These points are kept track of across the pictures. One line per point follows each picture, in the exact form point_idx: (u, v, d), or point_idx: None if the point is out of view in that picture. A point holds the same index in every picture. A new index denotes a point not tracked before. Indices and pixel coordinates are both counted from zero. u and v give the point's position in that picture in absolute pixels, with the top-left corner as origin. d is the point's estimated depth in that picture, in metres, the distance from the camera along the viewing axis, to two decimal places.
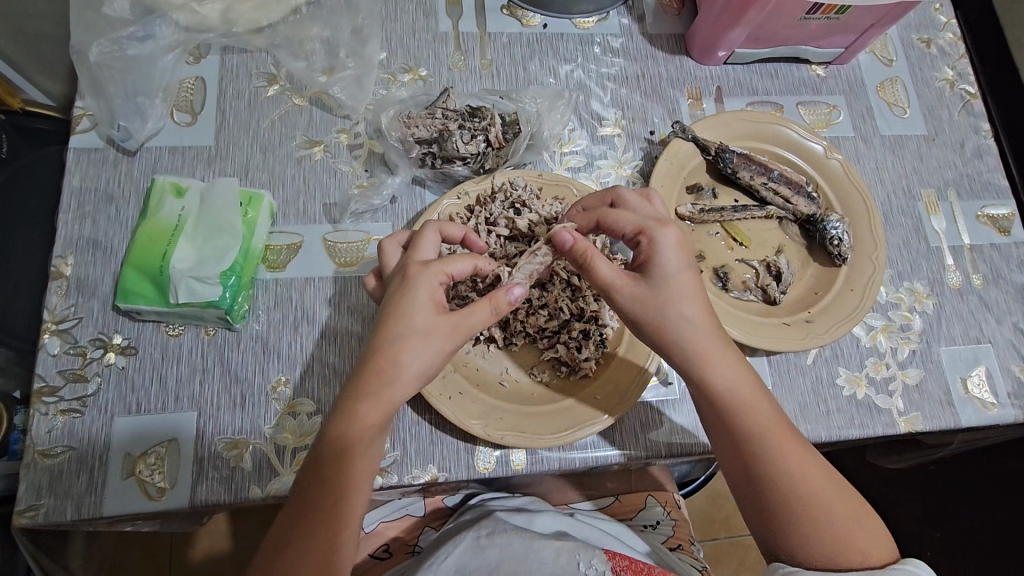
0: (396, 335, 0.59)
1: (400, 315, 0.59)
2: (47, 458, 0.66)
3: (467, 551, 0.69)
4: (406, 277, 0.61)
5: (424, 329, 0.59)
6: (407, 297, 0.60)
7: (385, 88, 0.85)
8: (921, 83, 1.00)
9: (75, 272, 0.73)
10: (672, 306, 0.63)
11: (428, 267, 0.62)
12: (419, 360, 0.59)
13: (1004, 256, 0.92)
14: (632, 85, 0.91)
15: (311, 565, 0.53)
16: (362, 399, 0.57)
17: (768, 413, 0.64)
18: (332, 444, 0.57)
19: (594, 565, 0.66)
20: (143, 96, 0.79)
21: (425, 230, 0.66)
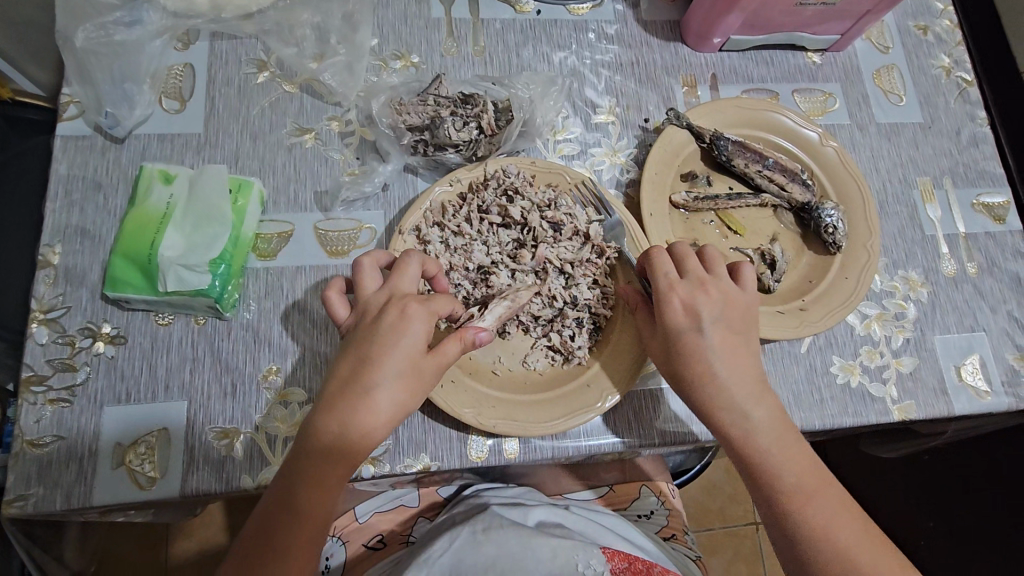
0: (385, 373, 0.58)
1: (387, 356, 0.58)
2: (36, 448, 0.65)
3: (463, 546, 0.69)
4: (401, 309, 0.60)
5: (410, 367, 0.59)
6: (390, 336, 0.59)
7: (377, 75, 0.84)
8: (917, 70, 0.99)
9: (64, 261, 0.72)
10: (701, 359, 0.65)
11: (416, 300, 0.61)
12: (392, 401, 0.58)
13: (999, 245, 0.92)
14: (627, 72, 0.91)
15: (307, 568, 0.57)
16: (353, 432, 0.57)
17: (793, 449, 0.64)
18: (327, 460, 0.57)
19: (592, 565, 0.67)
20: (130, 82, 0.77)
21: (408, 258, 0.65)
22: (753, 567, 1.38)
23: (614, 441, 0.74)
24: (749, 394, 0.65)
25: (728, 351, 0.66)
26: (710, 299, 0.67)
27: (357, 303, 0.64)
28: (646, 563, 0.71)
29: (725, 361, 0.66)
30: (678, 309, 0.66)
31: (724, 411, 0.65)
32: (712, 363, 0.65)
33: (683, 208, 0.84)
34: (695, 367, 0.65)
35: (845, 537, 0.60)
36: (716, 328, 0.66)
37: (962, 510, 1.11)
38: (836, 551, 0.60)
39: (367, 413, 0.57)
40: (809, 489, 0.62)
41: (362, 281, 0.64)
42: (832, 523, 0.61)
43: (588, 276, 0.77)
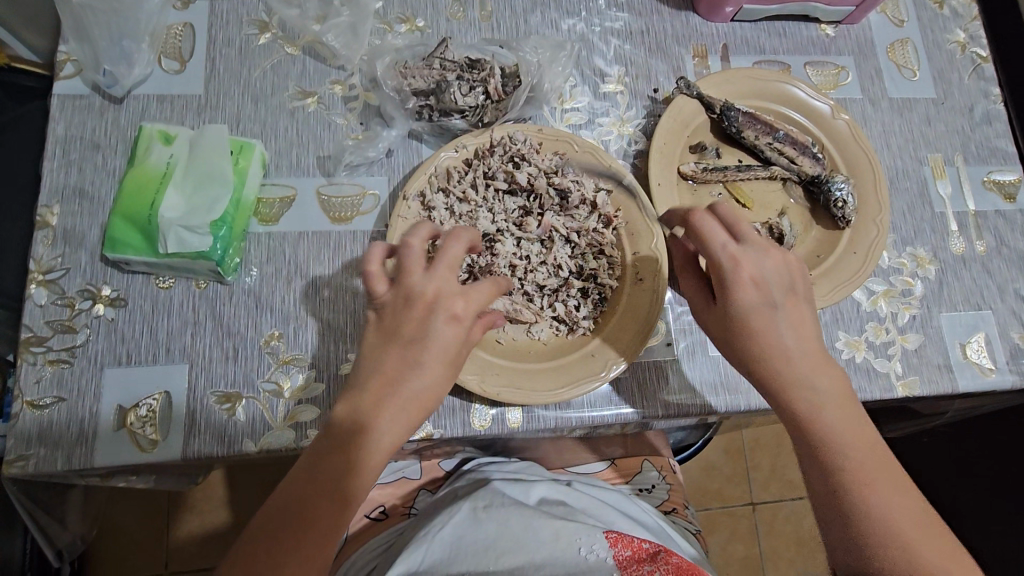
0: (428, 378, 0.59)
1: (430, 364, 0.59)
2: (36, 409, 0.65)
3: (464, 524, 0.69)
4: (449, 317, 0.60)
5: (446, 375, 0.60)
6: (436, 344, 0.59)
7: (381, 38, 0.82)
8: (931, 45, 0.97)
9: (62, 222, 0.71)
10: (765, 327, 0.61)
11: (464, 307, 0.61)
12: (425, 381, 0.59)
13: (1008, 223, 0.91)
14: (637, 41, 0.89)
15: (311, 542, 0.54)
16: (387, 412, 0.58)
17: (858, 427, 0.60)
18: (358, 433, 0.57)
19: (595, 551, 0.64)
20: (128, 39, 0.75)
21: (454, 243, 0.63)
22: (749, 546, 1.40)
23: (617, 413, 0.74)
24: (816, 365, 0.62)
25: (795, 322, 0.62)
26: (775, 267, 0.62)
27: (400, 285, 0.60)
28: (654, 552, 0.66)
29: (793, 333, 0.62)
30: (748, 279, 0.61)
31: (791, 382, 0.60)
32: (781, 333, 0.61)
33: (690, 179, 0.83)
34: (763, 340, 0.61)
35: (906, 524, 0.56)
36: (783, 300, 0.62)
37: (962, 491, 1.11)
38: (896, 538, 0.55)
39: (406, 414, 0.58)
40: (874, 472, 0.57)
41: (408, 266, 0.61)
42: (894, 510, 0.56)
43: (595, 245, 0.76)
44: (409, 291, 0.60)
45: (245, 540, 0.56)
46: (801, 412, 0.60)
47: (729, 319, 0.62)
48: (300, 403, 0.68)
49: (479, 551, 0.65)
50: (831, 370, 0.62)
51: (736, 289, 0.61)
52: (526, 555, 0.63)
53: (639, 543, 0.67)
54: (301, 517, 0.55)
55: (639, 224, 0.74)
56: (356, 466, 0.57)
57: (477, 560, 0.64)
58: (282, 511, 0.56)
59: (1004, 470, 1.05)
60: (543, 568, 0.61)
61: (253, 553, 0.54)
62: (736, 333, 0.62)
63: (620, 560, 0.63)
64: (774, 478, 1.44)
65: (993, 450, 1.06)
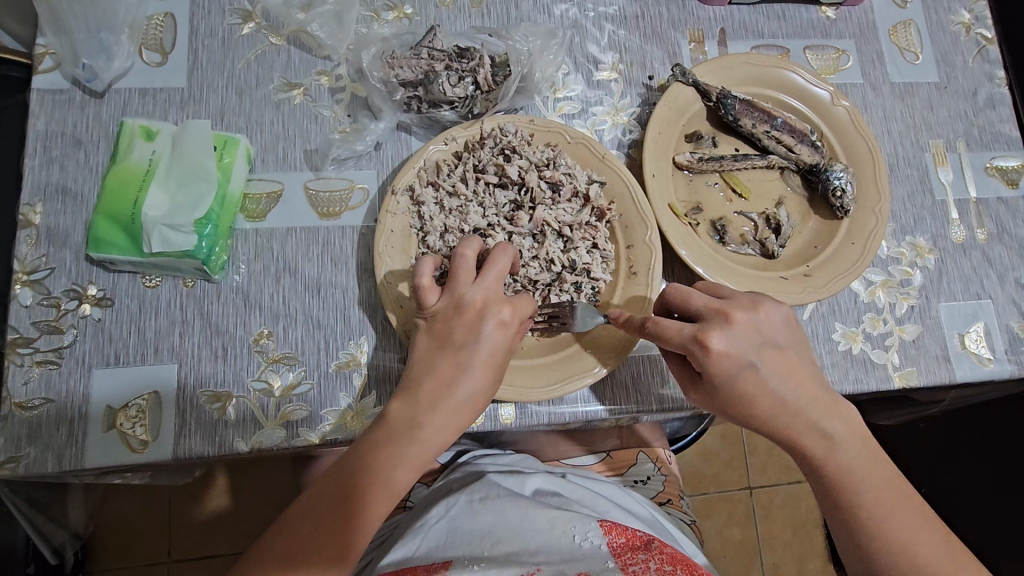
0: (477, 382, 0.61)
1: (479, 369, 0.61)
2: (26, 410, 0.64)
3: (460, 513, 0.70)
4: (498, 323, 0.62)
5: (493, 380, 0.62)
6: (485, 349, 0.61)
7: (368, 26, 0.80)
8: (934, 27, 0.95)
9: (45, 221, 0.70)
10: (752, 376, 0.63)
11: (510, 315, 0.63)
12: (474, 388, 0.61)
13: (1010, 210, 0.89)
14: (631, 26, 0.86)
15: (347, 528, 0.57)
16: (432, 412, 0.61)
17: (875, 459, 0.64)
18: (393, 425, 0.60)
19: (590, 538, 0.64)
20: (107, 31, 0.73)
21: (503, 254, 0.65)
22: (746, 529, 1.41)
23: (610, 408, 0.73)
24: (828, 412, 0.65)
25: (788, 372, 0.64)
26: (741, 330, 0.62)
27: (451, 292, 0.62)
28: (648, 540, 0.66)
29: (790, 387, 0.64)
30: (720, 356, 0.61)
31: (810, 439, 0.64)
32: (779, 391, 0.63)
33: (686, 169, 0.81)
34: (763, 404, 0.63)
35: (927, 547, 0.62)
36: (762, 356, 0.63)
37: (956, 476, 1.11)
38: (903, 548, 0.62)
39: (453, 417, 0.61)
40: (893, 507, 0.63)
41: (459, 275, 0.63)
42: (908, 530, 0.62)
43: (588, 239, 0.74)
44: (458, 296, 0.62)
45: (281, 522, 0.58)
46: (823, 460, 0.64)
47: (720, 398, 0.64)
48: (291, 402, 0.67)
49: (474, 539, 0.65)
50: (843, 410, 0.65)
51: (713, 374, 0.62)
52: (520, 543, 0.64)
53: (634, 531, 0.67)
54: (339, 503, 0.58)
55: (633, 216, 0.73)
56: (401, 459, 0.59)
57: (471, 547, 0.64)
58: (323, 501, 0.58)
59: (1002, 458, 1.04)
60: (538, 555, 0.62)
61: (294, 532, 0.56)
62: (736, 406, 0.64)
63: (614, 548, 0.63)
64: (772, 462, 1.44)
65: (989, 434, 1.06)
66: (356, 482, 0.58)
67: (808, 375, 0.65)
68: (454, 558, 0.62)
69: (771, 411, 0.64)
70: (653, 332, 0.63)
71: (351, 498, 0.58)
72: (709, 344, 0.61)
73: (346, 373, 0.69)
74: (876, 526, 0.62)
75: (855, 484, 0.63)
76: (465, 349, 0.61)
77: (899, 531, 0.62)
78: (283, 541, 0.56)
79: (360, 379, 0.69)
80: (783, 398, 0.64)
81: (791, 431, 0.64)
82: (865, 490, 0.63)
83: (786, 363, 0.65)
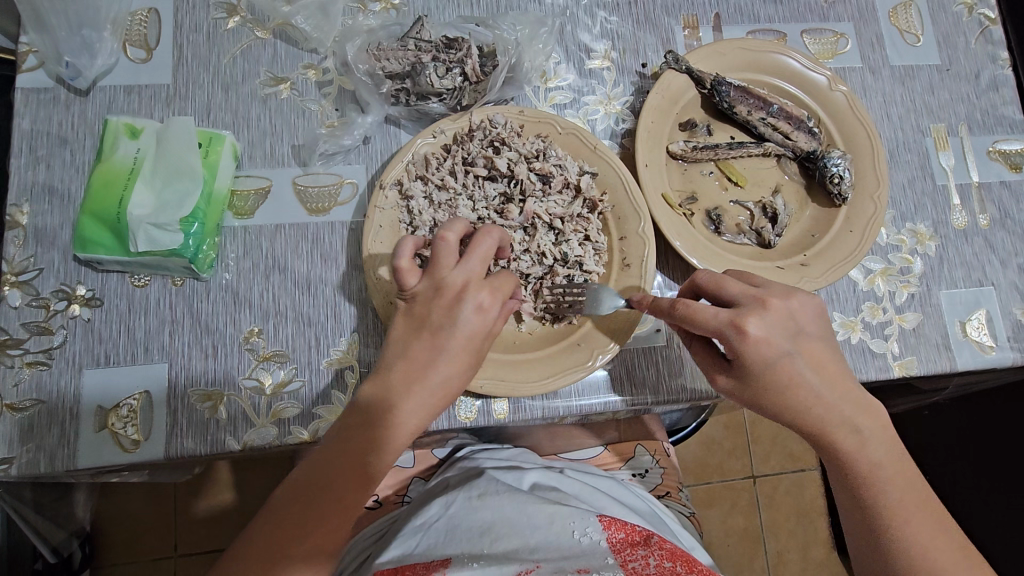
0: (450, 368, 0.60)
1: (455, 354, 0.60)
2: (17, 411, 0.64)
3: (458, 511, 0.69)
4: (476, 307, 0.60)
5: (468, 366, 0.61)
6: (462, 332, 0.60)
7: (354, 17, 0.78)
8: (937, 8, 0.92)
9: (32, 221, 0.70)
10: (788, 366, 0.62)
11: (488, 299, 0.61)
12: (450, 372, 0.60)
13: (1013, 194, 0.87)
14: (624, 12, 0.84)
15: (332, 510, 0.57)
16: (405, 395, 0.59)
17: (886, 450, 0.63)
18: (369, 414, 0.59)
19: (589, 534, 0.63)
20: (89, 27, 0.72)
21: (491, 235, 0.63)
22: (749, 518, 1.40)
23: (605, 401, 0.73)
24: (856, 406, 0.64)
25: (818, 363, 0.63)
26: (776, 319, 0.62)
27: (433, 273, 0.61)
28: (647, 535, 0.65)
29: (814, 373, 0.63)
30: (758, 342, 0.61)
31: (837, 430, 0.63)
32: (802, 377, 0.62)
33: (681, 158, 0.80)
34: (791, 396, 0.62)
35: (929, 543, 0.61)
36: (797, 345, 0.62)
37: (960, 466, 1.09)
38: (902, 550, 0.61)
39: (426, 403, 0.59)
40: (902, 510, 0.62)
41: (440, 257, 0.61)
42: (915, 535, 0.61)
43: (580, 231, 0.73)
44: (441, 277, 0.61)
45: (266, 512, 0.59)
46: (844, 452, 0.63)
47: (752, 386, 0.63)
48: (283, 400, 0.67)
49: (473, 535, 0.65)
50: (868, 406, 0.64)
51: (747, 359, 0.61)
52: (520, 539, 0.63)
53: (632, 527, 0.66)
54: (318, 499, 0.57)
55: (626, 208, 0.71)
56: (380, 444, 0.59)
57: (471, 543, 0.63)
58: (304, 488, 0.58)
59: (1002, 451, 1.02)
60: (537, 551, 0.61)
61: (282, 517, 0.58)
62: (764, 393, 0.63)
63: (613, 543, 0.62)
64: (775, 451, 1.44)
65: (992, 424, 1.03)
66: (335, 468, 0.58)
67: (838, 367, 0.64)
68: (453, 554, 0.62)
69: (798, 397, 0.62)
70: (683, 314, 0.62)
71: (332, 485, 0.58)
72: (747, 328, 0.60)
73: (337, 370, 0.69)
74: (881, 510, 0.62)
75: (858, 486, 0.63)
76: (447, 333, 0.60)
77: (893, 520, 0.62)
78: (266, 538, 0.57)
79: (352, 375, 0.69)
80: (812, 385, 0.63)
81: (811, 419, 0.63)
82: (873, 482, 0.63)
83: (816, 355, 0.64)
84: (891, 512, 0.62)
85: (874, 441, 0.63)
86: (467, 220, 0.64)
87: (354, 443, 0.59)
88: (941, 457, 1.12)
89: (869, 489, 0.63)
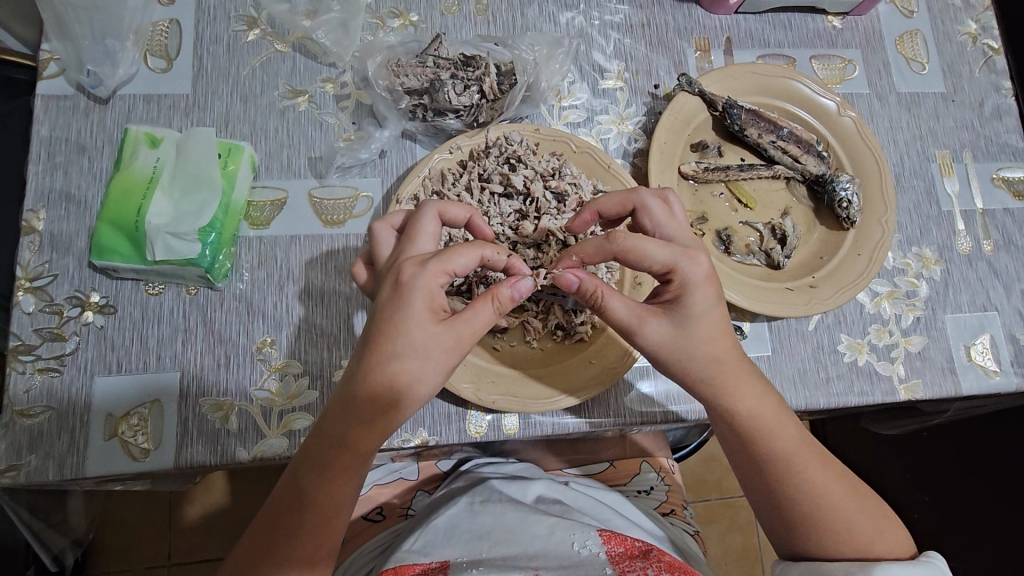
0: (392, 367, 0.55)
1: (378, 343, 0.56)
2: (26, 418, 0.64)
3: (459, 514, 0.70)
4: (394, 281, 0.57)
5: (414, 355, 0.55)
6: (383, 318, 0.56)
7: (373, 33, 0.80)
8: (942, 37, 0.94)
9: (48, 227, 0.70)
10: (704, 328, 0.61)
11: (411, 270, 0.57)
12: (394, 367, 0.55)
13: (1016, 221, 0.89)
14: (637, 34, 0.86)
15: (312, 521, 0.59)
16: (356, 416, 0.56)
17: (794, 435, 0.64)
18: (331, 435, 0.57)
19: (588, 547, 0.62)
20: (112, 37, 0.73)
21: (424, 215, 0.62)
22: (748, 536, 1.40)
23: (615, 419, 0.73)
24: (748, 376, 0.64)
25: (727, 331, 0.63)
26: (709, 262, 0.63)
27: (376, 272, 0.62)
28: (647, 549, 0.64)
29: (726, 350, 0.62)
30: (701, 285, 0.61)
31: (753, 415, 0.63)
32: (715, 357, 0.62)
33: (692, 178, 0.81)
34: (708, 369, 0.62)
35: (861, 520, 0.63)
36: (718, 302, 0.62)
37: (958, 487, 1.09)
38: (846, 535, 0.62)
39: (359, 402, 0.56)
40: (831, 491, 0.63)
41: (378, 251, 0.62)
42: (854, 515, 0.63)
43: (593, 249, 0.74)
44: (382, 272, 0.61)
45: (245, 537, 0.62)
46: (762, 435, 0.63)
47: (678, 349, 0.61)
48: (294, 411, 0.67)
49: (471, 539, 0.66)
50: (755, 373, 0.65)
51: (686, 308, 0.61)
52: (519, 546, 0.63)
53: (632, 541, 0.65)
54: (303, 515, 0.59)
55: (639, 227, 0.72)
56: (348, 463, 0.58)
57: (469, 547, 0.64)
58: (286, 500, 0.59)
59: (1000, 472, 1.02)
60: (536, 559, 0.61)
61: (277, 532, 0.59)
62: (688, 356, 0.61)
63: (613, 556, 0.62)
64: None
65: (989, 446, 1.04)
66: (308, 486, 0.58)
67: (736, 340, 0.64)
68: (453, 558, 0.63)
69: (704, 380, 0.62)
70: (629, 246, 0.60)
71: (310, 500, 0.58)
72: (694, 260, 0.61)
73: None
74: (816, 503, 0.63)
75: (799, 483, 0.63)
76: (374, 336, 0.56)
77: (830, 506, 0.63)
78: (262, 551, 0.59)
79: None
80: (724, 354, 0.62)
81: (720, 405, 0.63)
82: (796, 465, 0.63)
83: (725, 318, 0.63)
84: (816, 502, 0.63)
85: (784, 429, 0.64)
86: (401, 214, 0.64)
87: (322, 462, 0.58)
88: (939, 478, 1.12)
89: (783, 478, 0.63)
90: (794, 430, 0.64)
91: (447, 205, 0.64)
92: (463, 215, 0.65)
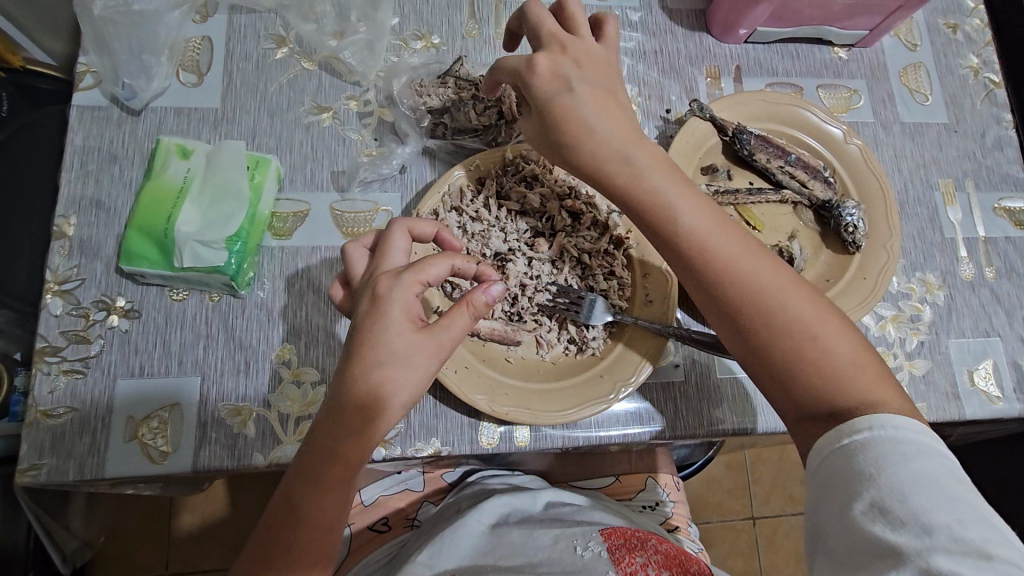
0: (373, 373, 0.55)
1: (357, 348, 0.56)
2: (50, 419, 0.65)
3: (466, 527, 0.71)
4: (370, 295, 0.58)
5: (393, 362, 0.56)
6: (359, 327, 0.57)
7: (397, 55, 0.83)
8: (944, 70, 0.98)
9: (78, 233, 0.72)
10: (605, 139, 0.61)
11: (387, 283, 0.58)
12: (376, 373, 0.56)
13: (1017, 249, 0.91)
14: (649, 61, 0.90)
15: (311, 536, 0.57)
16: (344, 426, 0.56)
17: (731, 241, 0.62)
18: (318, 447, 0.57)
19: (590, 548, 0.64)
20: (149, 53, 0.76)
21: (394, 231, 0.63)
22: (748, 560, 1.39)
23: (625, 433, 0.74)
24: (674, 190, 0.63)
25: (636, 140, 0.62)
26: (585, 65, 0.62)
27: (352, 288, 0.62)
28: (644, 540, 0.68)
29: (640, 160, 0.62)
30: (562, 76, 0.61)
31: (679, 228, 0.62)
32: (625, 164, 0.62)
33: None
34: (615, 176, 0.62)
35: (833, 351, 0.59)
36: (607, 100, 0.62)
37: None
38: (821, 370, 0.58)
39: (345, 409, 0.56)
40: (795, 310, 0.60)
41: (354, 269, 0.63)
42: (828, 349, 0.59)
43: (606, 266, 0.76)
44: (357, 288, 0.61)
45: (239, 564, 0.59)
46: (701, 254, 0.62)
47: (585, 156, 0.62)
48: (309, 418, 0.68)
49: (477, 554, 0.67)
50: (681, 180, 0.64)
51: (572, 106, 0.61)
52: (524, 557, 0.64)
53: (631, 532, 0.70)
54: (296, 529, 0.57)
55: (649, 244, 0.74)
56: (337, 474, 0.57)
57: (475, 559, 0.66)
58: (279, 517, 0.58)
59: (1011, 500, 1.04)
60: (539, 568, 0.62)
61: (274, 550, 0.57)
62: (597, 163, 0.62)
63: (613, 548, 0.64)
64: (775, 492, 1.44)
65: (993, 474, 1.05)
66: (299, 499, 0.57)
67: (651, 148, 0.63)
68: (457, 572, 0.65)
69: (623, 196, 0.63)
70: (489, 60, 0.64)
71: (303, 514, 0.57)
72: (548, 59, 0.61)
73: None
74: (780, 331, 0.60)
75: (760, 309, 0.60)
76: (353, 346, 0.57)
77: (794, 330, 0.59)
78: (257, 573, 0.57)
79: None
80: (634, 164, 0.62)
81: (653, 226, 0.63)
82: (744, 280, 0.61)
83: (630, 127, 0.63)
84: (782, 327, 0.59)
85: (744, 257, 0.62)
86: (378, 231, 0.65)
87: (313, 476, 0.57)
88: None
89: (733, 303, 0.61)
90: (728, 243, 0.62)
91: (415, 223, 0.66)
92: (431, 231, 0.67)
